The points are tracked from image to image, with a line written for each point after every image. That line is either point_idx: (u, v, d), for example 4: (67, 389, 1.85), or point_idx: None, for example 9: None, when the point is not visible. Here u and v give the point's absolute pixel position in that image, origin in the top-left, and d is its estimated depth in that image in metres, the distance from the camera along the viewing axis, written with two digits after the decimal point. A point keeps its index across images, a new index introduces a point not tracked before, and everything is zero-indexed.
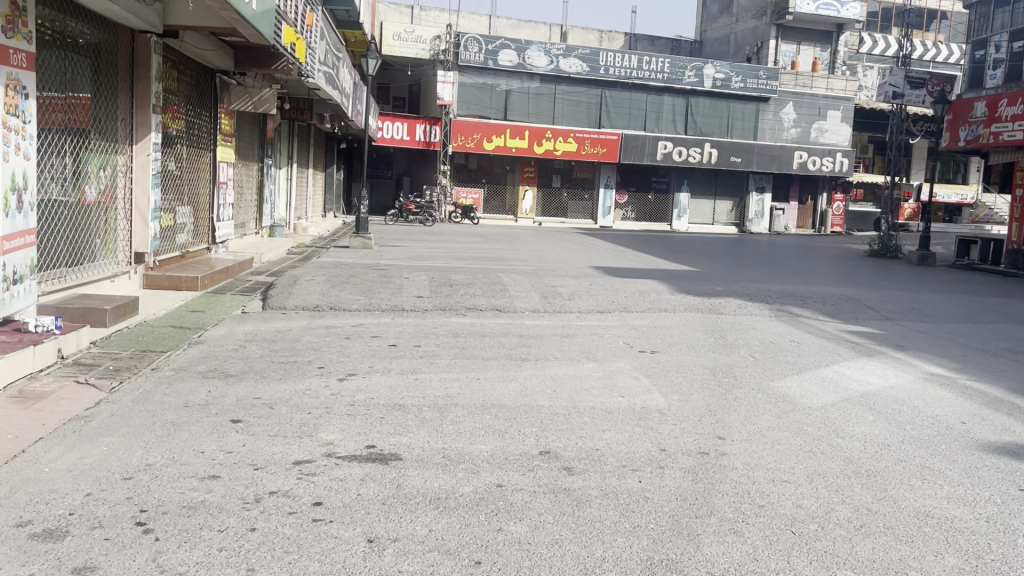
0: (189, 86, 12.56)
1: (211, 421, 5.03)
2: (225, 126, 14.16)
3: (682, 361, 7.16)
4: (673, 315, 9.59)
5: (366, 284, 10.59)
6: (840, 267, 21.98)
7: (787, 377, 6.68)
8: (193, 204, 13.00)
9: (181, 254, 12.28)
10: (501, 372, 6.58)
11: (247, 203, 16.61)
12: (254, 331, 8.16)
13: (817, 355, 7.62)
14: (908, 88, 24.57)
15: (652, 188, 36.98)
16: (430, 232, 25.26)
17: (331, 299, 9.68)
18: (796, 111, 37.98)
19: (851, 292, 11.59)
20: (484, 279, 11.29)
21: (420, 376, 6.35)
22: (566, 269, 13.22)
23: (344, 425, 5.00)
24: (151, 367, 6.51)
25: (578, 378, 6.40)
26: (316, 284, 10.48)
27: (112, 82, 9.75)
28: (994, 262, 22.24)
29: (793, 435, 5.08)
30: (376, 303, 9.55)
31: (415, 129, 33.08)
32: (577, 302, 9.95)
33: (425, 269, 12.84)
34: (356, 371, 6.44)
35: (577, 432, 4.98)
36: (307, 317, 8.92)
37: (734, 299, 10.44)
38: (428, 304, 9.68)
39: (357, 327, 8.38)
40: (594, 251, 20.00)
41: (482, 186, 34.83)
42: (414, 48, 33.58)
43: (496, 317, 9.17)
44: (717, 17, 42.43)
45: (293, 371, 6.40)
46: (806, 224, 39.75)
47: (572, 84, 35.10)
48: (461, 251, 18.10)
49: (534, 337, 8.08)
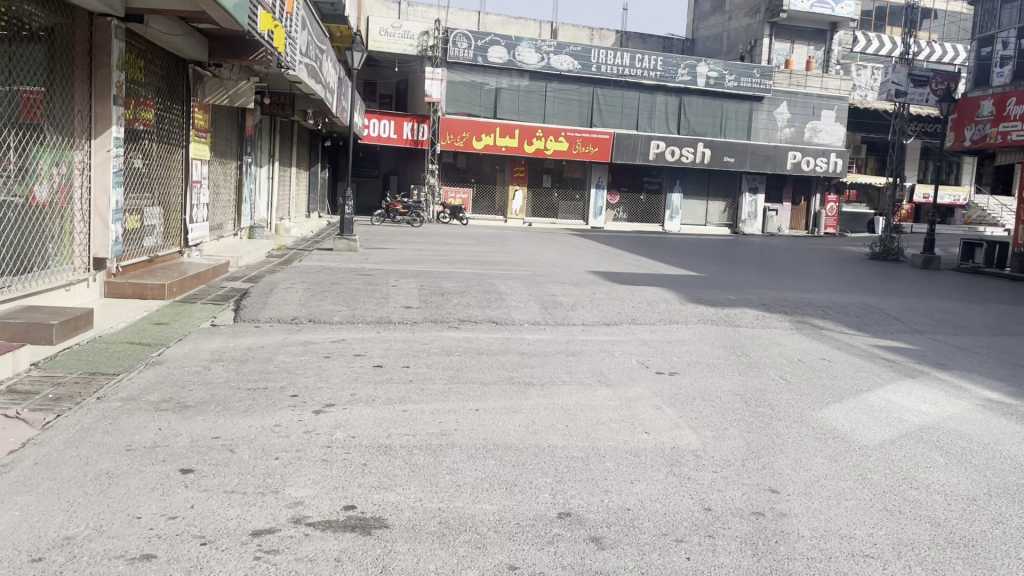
0: (159, 78, 11.66)
1: (155, 473, 4.15)
2: (199, 121, 13.19)
3: (707, 384, 6.32)
4: (687, 328, 8.74)
5: (349, 293, 9.69)
6: (841, 270, 21.21)
7: (829, 405, 5.85)
8: (162, 204, 12.07)
9: (149, 259, 11.36)
10: (504, 401, 5.70)
11: (223, 203, 15.65)
12: (222, 349, 7.25)
13: (856, 376, 6.79)
14: (911, 86, 23.15)
15: (644, 189, 36.19)
16: (418, 233, 24.35)
17: (310, 310, 8.78)
18: (790, 110, 37.28)
19: (872, 300, 10.78)
20: (478, 286, 10.41)
21: (410, 407, 5.46)
22: (564, 275, 12.38)
23: (318, 476, 4.13)
24: (97, 396, 5.57)
25: (592, 409, 5.54)
26: (293, 293, 9.57)
27: (69, 72, 8.81)
28: (999, 265, 21.26)
29: (858, 485, 4.25)
30: (359, 315, 8.66)
31: (403, 127, 32.14)
32: (580, 314, 9.10)
33: (414, 275, 11.93)
34: (336, 400, 5.55)
35: (601, 485, 4.13)
36: (283, 331, 8.02)
37: (750, 309, 9.61)
38: (417, 315, 8.79)
39: (339, 344, 7.49)
40: (589, 254, 19.15)
41: (471, 185, 33.92)
42: (401, 44, 32.53)
43: (492, 331, 8.29)
44: (709, 15, 41.68)
45: (262, 400, 5.50)
46: (799, 224, 38.97)
47: (564, 83, 34.28)
48: (450, 254, 17.19)
49: (537, 356, 7.21)
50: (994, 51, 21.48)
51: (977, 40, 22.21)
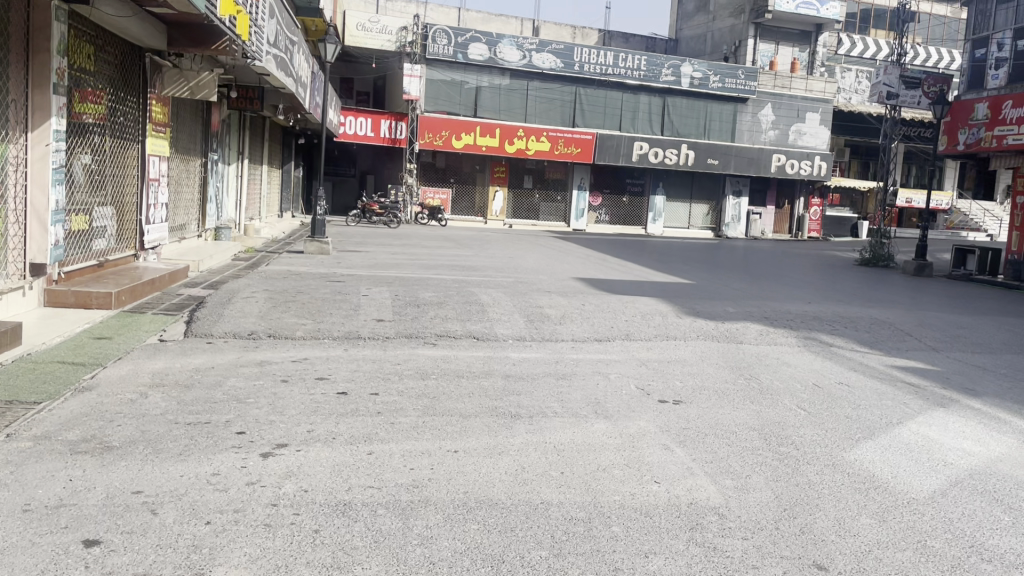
0: (111, 67, 10.80)
1: (51, 547, 3.30)
2: (157, 115, 12.24)
3: (718, 416, 5.55)
4: (687, 345, 8.00)
5: (315, 304, 8.81)
6: (830, 277, 20.63)
7: (861, 444, 5.10)
8: (115, 204, 11.16)
9: (98, 264, 10.44)
10: (487, 439, 4.88)
11: (186, 202, 14.70)
12: (166, 371, 6.37)
13: (882, 406, 6.03)
14: (903, 88, 22.47)
15: (627, 191, 35.55)
16: (395, 234, 23.48)
17: (271, 323, 7.92)
18: (774, 112, 36.70)
19: (879, 313, 10.07)
20: (457, 296, 9.59)
21: (376, 449, 4.62)
22: (548, 283, 11.61)
23: (257, 551, 3.30)
24: (4, 433, 4.69)
25: (591, 450, 4.74)
26: (253, 304, 8.69)
27: (3, 57, 7.89)
28: (991, 272, 20.85)
29: (922, 559, 3.49)
30: (325, 330, 7.82)
31: (380, 125, 31.24)
32: (568, 329, 8.31)
33: (388, 283, 11.14)
34: (289, 440, 4.72)
35: (610, 561, 3.33)
36: (238, 349, 7.14)
37: (752, 323, 8.88)
38: (389, 330, 7.96)
39: (300, 365, 6.64)
40: (572, 259, 18.39)
41: (451, 186, 33.05)
42: (379, 39, 31.47)
43: (474, 349, 7.47)
44: (693, 15, 41.04)
45: (202, 441, 4.66)
46: (782, 229, 38.43)
47: (545, 81, 33.50)
48: (428, 258, 16.38)
49: (523, 380, 6.43)
50: (989, 53, 20.96)
51: (970, 41, 21.63)
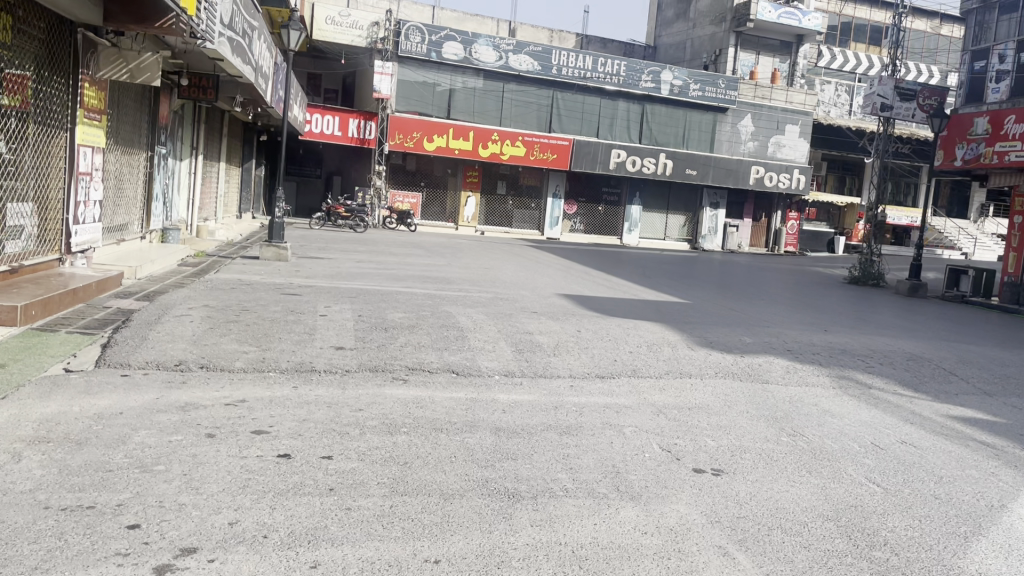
0: (34, 43, 9.29)
1: None
2: (91, 99, 10.72)
3: (775, 496, 4.27)
4: (705, 385, 6.74)
5: (262, 326, 7.38)
6: (819, 295, 19.55)
7: (974, 546, 3.83)
8: (35, 199, 9.62)
9: (11, 269, 8.93)
10: (476, 539, 3.52)
11: (126, 199, 13.16)
12: (59, 418, 4.94)
13: (971, 480, 4.79)
14: (898, 100, 21.19)
15: (603, 200, 34.36)
16: (361, 239, 22.03)
17: (208, 351, 6.52)
18: (754, 123, 35.74)
19: (909, 345, 8.88)
20: (433, 318, 8.23)
21: (325, 559, 3.25)
22: (532, 302, 10.33)
23: None
24: None
25: (624, 559, 3.42)
26: (188, 324, 7.27)
27: None
28: (985, 293, 19.97)
29: None
30: (272, 360, 6.44)
31: (348, 124, 29.73)
32: (564, 363, 7.01)
33: (352, 298, 9.74)
34: (201, 542, 3.34)
35: None
36: (158, 387, 5.70)
37: (774, 357, 7.65)
38: (350, 362, 6.58)
39: (233, 412, 5.24)
40: (552, 271, 17.12)
41: (421, 189, 31.63)
42: (349, 35, 30.05)
43: (454, 390, 6.11)
44: (672, 22, 39.94)
45: (76, 546, 3.25)
46: (759, 242, 37.49)
47: (522, 83, 32.19)
48: (396, 268, 14.96)
49: (519, 437, 5.08)
50: (989, 65, 20.10)
51: (970, 52, 20.74)
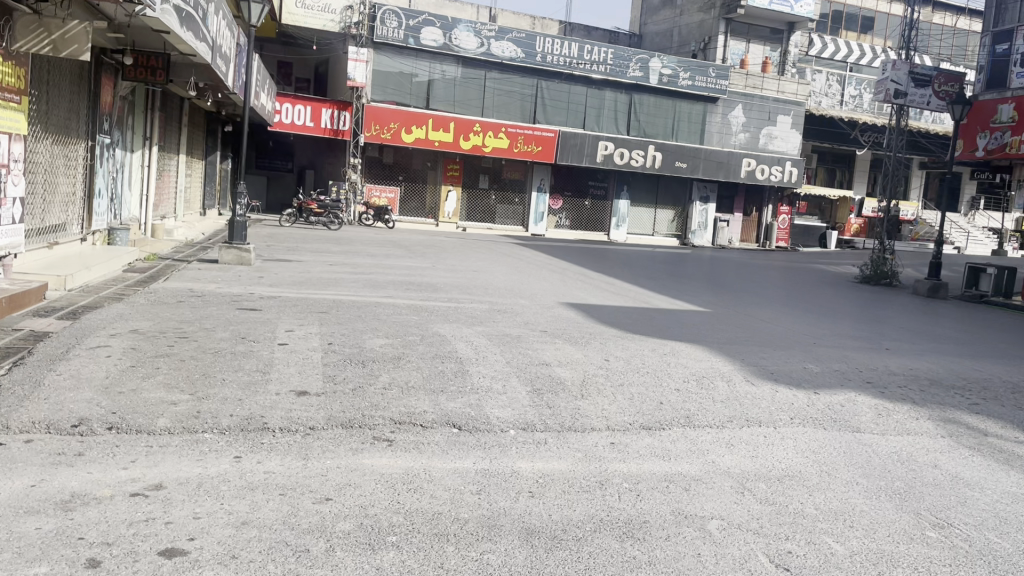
0: None
1: None
2: (5, 77, 8.89)
3: None
4: (785, 437, 5.14)
5: (199, 364, 5.65)
6: (831, 295, 18.08)
7: None
8: None
9: None
10: None
11: (60, 195, 11.34)
12: None
13: None
14: (912, 86, 19.68)
15: (589, 194, 32.70)
16: (334, 238, 20.22)
17: (125, 404, 4.81)
18: (745, 114, 34.32)
19: (997, 371, 7.37)
20: (425, 345, 6.59)
21: None
22: (536, 317, 8.71)
23: None
24: None
25: None
26: (107, 362, 5.54)
27: None
28: (1008, 293, 18.62)
29: None
30: (207, 416, 4.74)
31: (321, 114, 27.88)
32: (598, 408, 5.41)
33: (322, 315, 8.04)
34: None
35: None
36: (40, 468, 3.97)
37: (856, 394, 6.08)
38: (316, 413, 4.92)
39: (142, 513, 3.54)
40: (545, 274, 15.46)
41: (399, 183, 29.84)
42: (323, 18, 28.00)
43: (459, 457, 4.46)
44: (658, 8, 37.97)
45: None
46: (750, 237, 35.80)
47: (504, 71, 30.46)
48: (373, 271, 13.24)
49: (562, 546, 3.43)
50: (1014, 47, 18.39)
51: (990, 34, 19.08)
